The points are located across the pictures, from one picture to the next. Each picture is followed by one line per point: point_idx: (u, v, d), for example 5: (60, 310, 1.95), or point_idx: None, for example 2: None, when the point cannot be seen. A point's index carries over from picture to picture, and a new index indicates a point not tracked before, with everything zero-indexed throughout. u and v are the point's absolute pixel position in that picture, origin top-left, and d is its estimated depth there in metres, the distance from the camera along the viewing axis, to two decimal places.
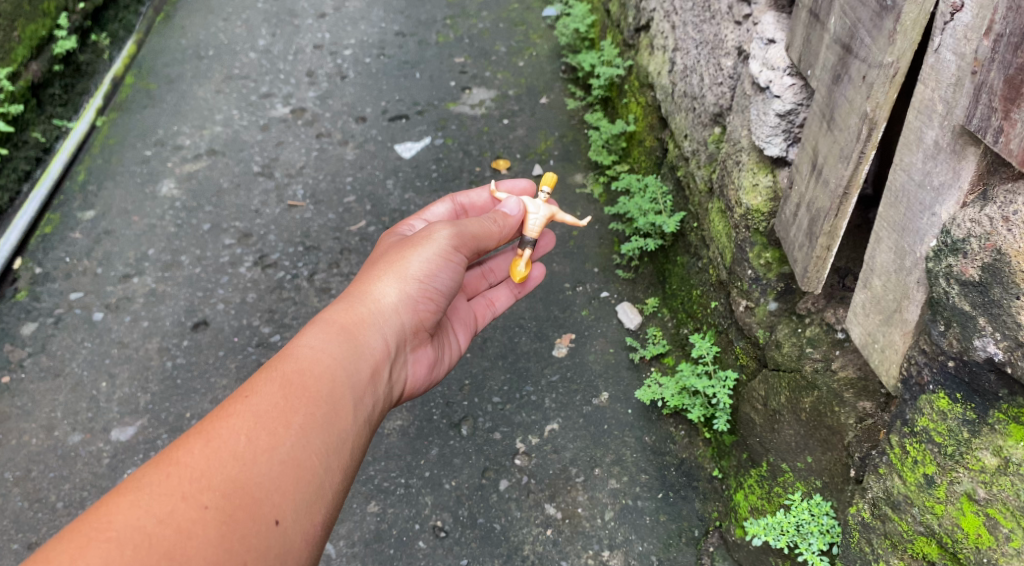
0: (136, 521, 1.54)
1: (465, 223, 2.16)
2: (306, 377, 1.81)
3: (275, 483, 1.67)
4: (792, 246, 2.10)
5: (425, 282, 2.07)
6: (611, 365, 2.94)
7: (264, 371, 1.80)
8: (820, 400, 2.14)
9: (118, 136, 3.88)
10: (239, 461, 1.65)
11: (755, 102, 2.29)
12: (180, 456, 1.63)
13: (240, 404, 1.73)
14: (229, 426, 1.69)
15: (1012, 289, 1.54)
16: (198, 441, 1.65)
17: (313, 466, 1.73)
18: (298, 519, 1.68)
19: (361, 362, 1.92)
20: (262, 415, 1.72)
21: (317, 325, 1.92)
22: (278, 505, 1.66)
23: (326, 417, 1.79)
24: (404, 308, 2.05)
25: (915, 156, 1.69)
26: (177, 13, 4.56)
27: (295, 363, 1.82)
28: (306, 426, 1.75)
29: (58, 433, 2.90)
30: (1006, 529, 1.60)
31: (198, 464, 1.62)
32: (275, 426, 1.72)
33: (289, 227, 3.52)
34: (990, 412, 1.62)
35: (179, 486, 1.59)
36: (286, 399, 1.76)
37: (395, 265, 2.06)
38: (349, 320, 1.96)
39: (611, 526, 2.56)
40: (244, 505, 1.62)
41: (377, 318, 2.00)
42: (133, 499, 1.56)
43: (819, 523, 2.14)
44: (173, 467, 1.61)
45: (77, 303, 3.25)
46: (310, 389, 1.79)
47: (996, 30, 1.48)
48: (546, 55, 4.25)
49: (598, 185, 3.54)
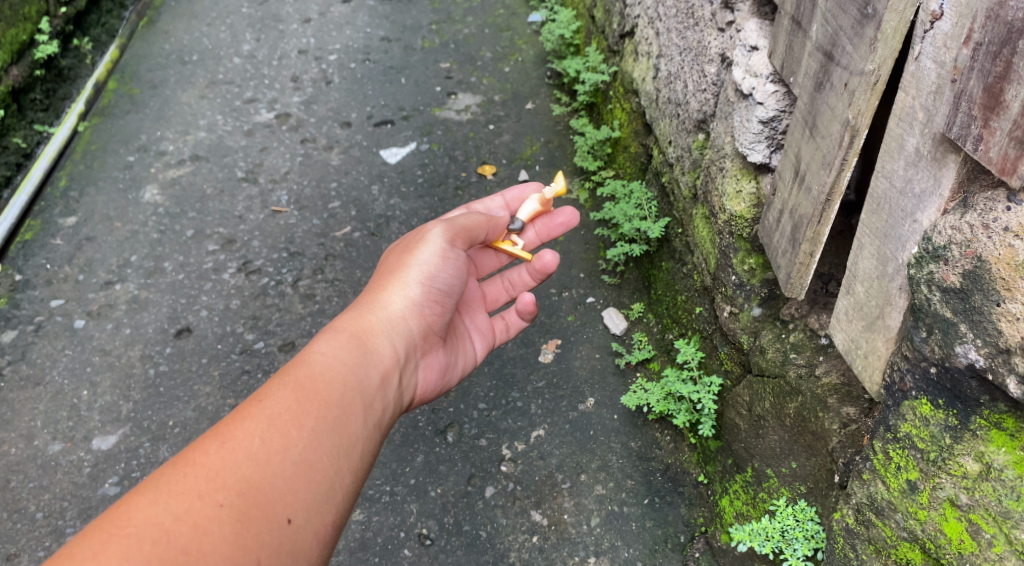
0: (154, 518, 1.52)
1: (453, 218, 2.20)
2: (319, 381, 1.78)
3: (287, 483, 1.64)
4: (776, 252, 2.11)
5: (427, 287, 2.07)
6: (597, 370, 2.94)
7: (276, 378, 1.78)
8: (804, 405, 2.15)
9: (100, 142, 3.86)
10: (253, 462, 1.63)
11: (738, 108, 2.31)
12: (195, 457, 1.61)
13: (253, 407, 1.70)
14: (245, 428, 1.66)
15: (993, 295, 1.54)
16: (213, 443, 1.63)
17: (324, 467, 1.70)
18: (311, 519, 1.65)
19: (372, 367, 1.89)
20: (274, 417, 1.70)
21: (327, 333, 1.90)
22: (290, 504, 1.63)
23: (337, 419, 1.76)
24: (410, 313, 2.04)
25: (897, 163, 1.70)
26: (161, 17, 4.55)
27: (308, 368, 1.80)
28: (317, 428, 1.72)
29: (37, 442, 2.87)
30: (988, 534, 1.61)
31: (214, 464, 1.60)
32: (288, 428, 1.69)
33: (274, 233, 3.50)
34: (972, 418, 1.62)
35: (195, 485, 1.57)
36: (299, 402, 1.74)
37: (397, 272, 2.06)
38: (358, 327, 1.94)
39: (597, 532, 2.55)
40: (258, 504, 1.60)
41: (385, 324, 1.99)
42: (151, 498, 1.54)
43: (803, 529, 2.14)
44: (190, 467, 1.59)
45: (58, 310, 3.23)
46: (323, 392, 1.77)
47: (975, 39, 1.50)
48: (532, 62, 4.26)
49: (584, 191, 3.54)
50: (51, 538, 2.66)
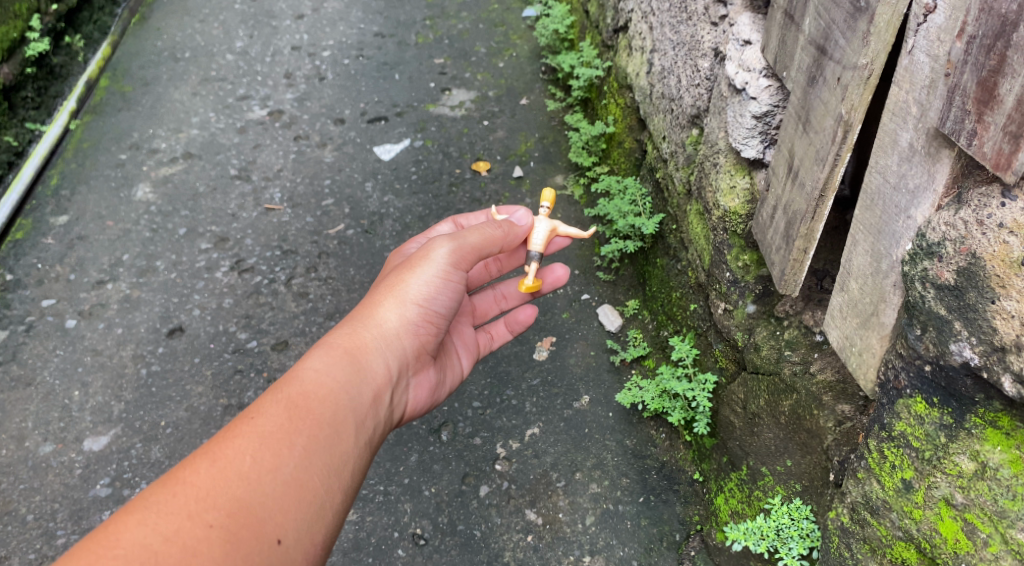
0: (143, 537, 1.50)
1: (464, 236, 2.07)
2: (311, 399, 1.75)
3: (277, 503, 1.63)
4: (769, 249, 2.09)
5: (425, 306, 2.01)
6: (591, 368, 2.92)
7: (268, 394, 1.75)
8: (798, 403, 2.13)
9: (92, 140, 3.83)
10: (244, 481, 1.61)
11: (731, 103, 2.28)
12: (185, 475, 1.59)
13: (245, 425, 1.67)
14: (235, 447, 1.64)
15: (988, 292, 1.52)
16: (204, 461, 1.61)
17: (314, 487, 1.68)
18: (301, 538, 1.63)
19: (365, 385, 1.86)
20: (266, 436, 1.67)
21: (320, 348, 1.86)
22: (280, 524, 1.62)
23: (328, 438, 1.74)
24: (406, 332, 1.99)
25: (890, 158, 1.68)
26: (153, 14, 4.52)
27: (300, 385, 1.76)
28: (309, 448, 1.70)
29: (28, 443, 2.85)
30: (984, 534, 1.59)
31: (204, 483, 1.58)
32: (279, 447, 1.67)
33: (266, 230, 3.48)
34: (967, 417, 1.60)
35: (184, 504, 1.55)
36: (290, 420, 1.71)
37: (395, 288, 1.99)
38: (352, 343, 1.90)
39: (592, 531, 2.54)
40: (248, 524, 1.58)
41: (380, 341, 1.94)
42: (140, 517, 1.52)
43: (799, 527, 2.12)
44: (180, 486, 1.57)
45: (49, 310, 3.20)
46: (315, 411, 1.74)
47: (969, 31, 1.47)
48: (527, 57, 4.23)
49: (578, 187, 3.53)
50: (41, 540, 2.64)
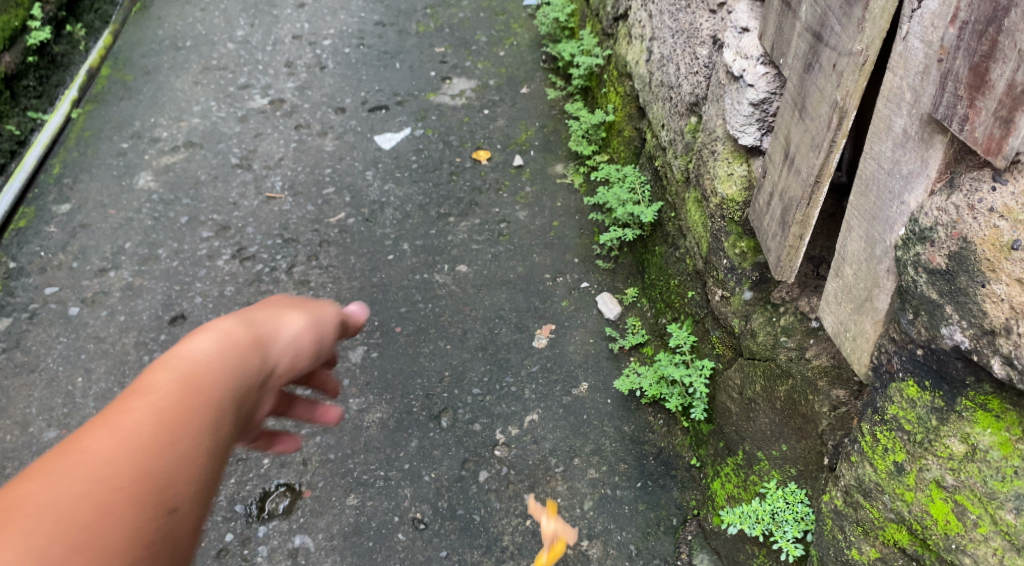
0: (45, 513, 1.10)
1: None
2: (203, 381, 1.26)
3: (161, 483, 1.17)
4: (766, 235, 2.10)
5: (342, 313, 1.50)
6: (590, 355, 2.95)
7: (142, 376, 1.25)
8: (794, 388, 2.14)
9: (94, 129, 3.85)
10: (109, 466, 1.15)
11: (729, 90, 2.30)
12: (86, 445, 1.17)
13: (113, 410, 1.20)
14: (96, 434, 1.17)
15: (979, 276, 1.54)
16: (99, 433, 1.17)
17: (209, 477, 1.22)
18: (194, 534, 1.19)
19: (269, 385, 1.35)
20: (140, 421, 1.19)
21: (212, 328, 1.32)
22: (185, 497, 1.19)
23: (230, 425, 1.26)
24: (306, 344, 1.42)
25: (885, 144, 1.70)
26: (154, 3, 4.54)
27: (180, 363, 1.26)
28: (208, 427, 1.23)
29: (32, 429, 2.87)
30: (974, 515, 1.61)
31: (95, 460, 1.15)
32: (160, 434, 1.19)
33: (267, 219, 3.50)
34: (958, 400, 1.62)
35: (71, 486, 1.13)
36: (184, 399, 1.23)
37: (303, 300, 1.46)
38: (257, 333, 1.36)
39: (590, 515, 2.56)
40: (145, 503, 1.15)
41: (284, 341, 1.39)
42: (35, 493, 1.11)
43: (794, 511, 2.14)
44: (82, 457, 1.15)
45: (52, 297, 3.23)
46: (211, 391, 1.26)
47: (961, 17, 1.49)
48: (527, 45, 4.25)
49: (578, 176, 3.55)
50: None
